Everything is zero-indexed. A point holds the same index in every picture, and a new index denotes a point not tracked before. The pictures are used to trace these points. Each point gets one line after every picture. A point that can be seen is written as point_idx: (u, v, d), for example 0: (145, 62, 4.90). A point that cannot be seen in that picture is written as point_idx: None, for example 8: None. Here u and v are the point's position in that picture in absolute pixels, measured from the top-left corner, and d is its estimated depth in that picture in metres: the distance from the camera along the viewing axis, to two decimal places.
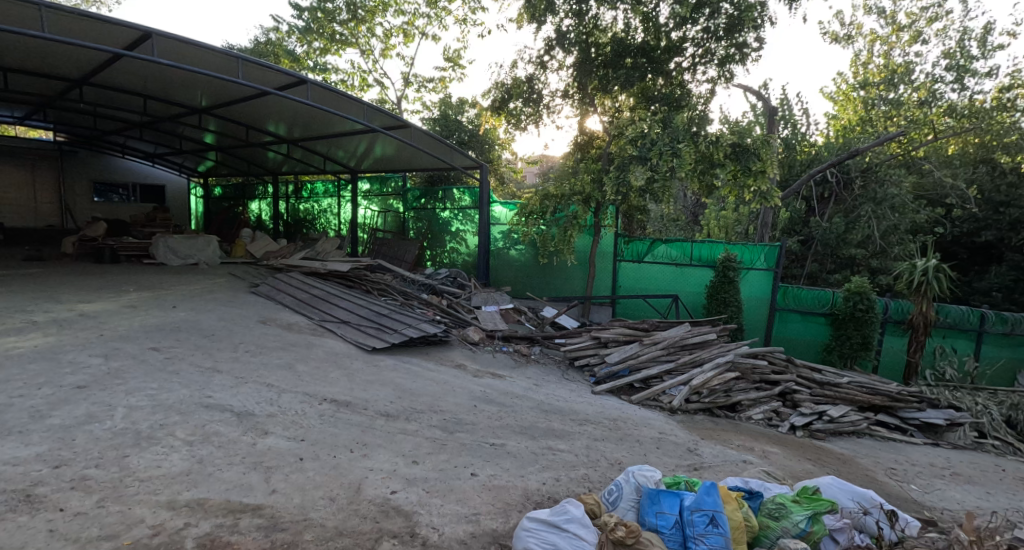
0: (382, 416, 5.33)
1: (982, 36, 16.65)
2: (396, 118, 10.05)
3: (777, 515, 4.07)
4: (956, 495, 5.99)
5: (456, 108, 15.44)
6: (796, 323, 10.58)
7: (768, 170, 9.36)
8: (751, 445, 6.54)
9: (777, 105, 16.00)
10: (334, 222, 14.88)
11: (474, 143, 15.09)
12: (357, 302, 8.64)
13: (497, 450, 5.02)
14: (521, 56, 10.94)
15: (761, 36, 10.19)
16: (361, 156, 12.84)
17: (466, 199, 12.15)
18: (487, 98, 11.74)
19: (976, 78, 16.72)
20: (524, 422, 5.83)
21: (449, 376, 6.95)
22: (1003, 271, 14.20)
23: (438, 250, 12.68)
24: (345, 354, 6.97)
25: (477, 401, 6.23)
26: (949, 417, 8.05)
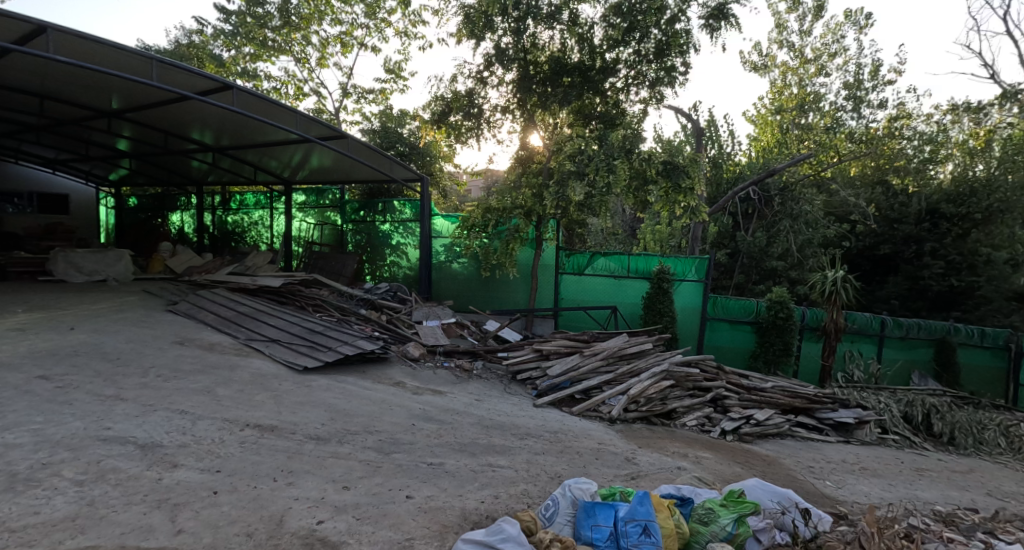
0: (312, 440, 5.06)
1: (874, 71, 18.22)
2: (332, 127, 9.80)
3: (706, 520, 4.13)
4: (864, 488, 6.38)
5: (396, 120, 15.15)
6: (725, 331, 11.00)
7: (697, 188, 9.81)
8: (685, 451, 6.70)
9: (704, 126, 16.88)
10: (265, 235, 14.27)
11: (415, 157, 14.75)
12: (289, 319, 8.26)
13: (435, 470, 4.87)
14: (461, 71, 10.97)
15: (688, 61, 10.66)
16: (295, 167, 12.40)
17: (407, 211, 11.95)
18: (427, 111, 11.65)
19: (871, 108, 18.32)
20: (464, 439, 5.70)
21: (387, 394, 6.73)
22: (899, 281, 15.50)
23: (378, 264, 12.37)
24: (273, 375, 6.60)
25: (415, 419, 6.06)
26: (858, 416, 8.57)
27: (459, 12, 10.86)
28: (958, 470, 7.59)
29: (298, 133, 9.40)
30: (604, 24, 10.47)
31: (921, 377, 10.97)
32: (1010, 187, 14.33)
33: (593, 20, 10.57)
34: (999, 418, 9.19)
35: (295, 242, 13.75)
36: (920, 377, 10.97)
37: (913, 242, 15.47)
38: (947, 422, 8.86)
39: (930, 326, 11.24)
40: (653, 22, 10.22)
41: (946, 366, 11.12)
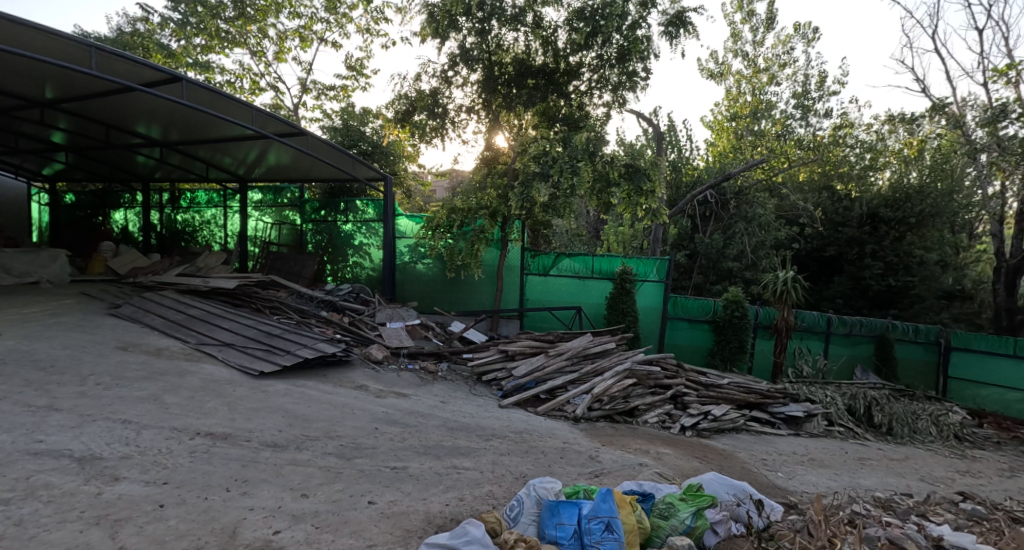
0: (268, 448, 4.92)
1: (821, 81, 18.96)
2: (290, 124, 9.57)
3: (666, 514, 4.21)
4: (813, 478, 6.62)
5: (358, 118, 14.59)
6: (686, 331, 11.25)
7: (657, 190, 9.95)
8: (647, 448, 6.80)
9: (664, 131, 17.21)
10: (219, 235, 13.81)
11: (378, 156, 14.48)
12: (244, 323, 8.00)
13: (398, 474, 4.80)
14: (425, 70, 10.90)
15: (648, 67, 10.84)
16: (251, 164, 12.05)
17: (370, 211, 11.76)
18: (390, 110, 11.49)
19: (818, 116, 19.05)
20: (428, 442, 5.64)
21: (349, 398, 6.60)
22: (843, 282, 16.11)
23: (339, 265, 12.12)
24: (226, 381, 6.37)
25: (378, 423, 5.96)
26: (807, 409, 8.89)
27: (423, 11, 10.77)
28: (896, 458, 7.96)
29: (254, 128, 9.13)
30: (567, 27, 10.52)
31: (864, 372, 11.49)
32: (938, 194, 15.18)
33: (556, 24, 10.63)
34: (931, 408, 9.71)
35: (251, 242, 13.29)
36: (863, 371, 11.47)
37: (855, 244, 16.09)
38: (886, 414, 9.29)
39: (872, 324, 11.87)
40: (615, 27, 10.33)
41: (885, 360, 11.78)
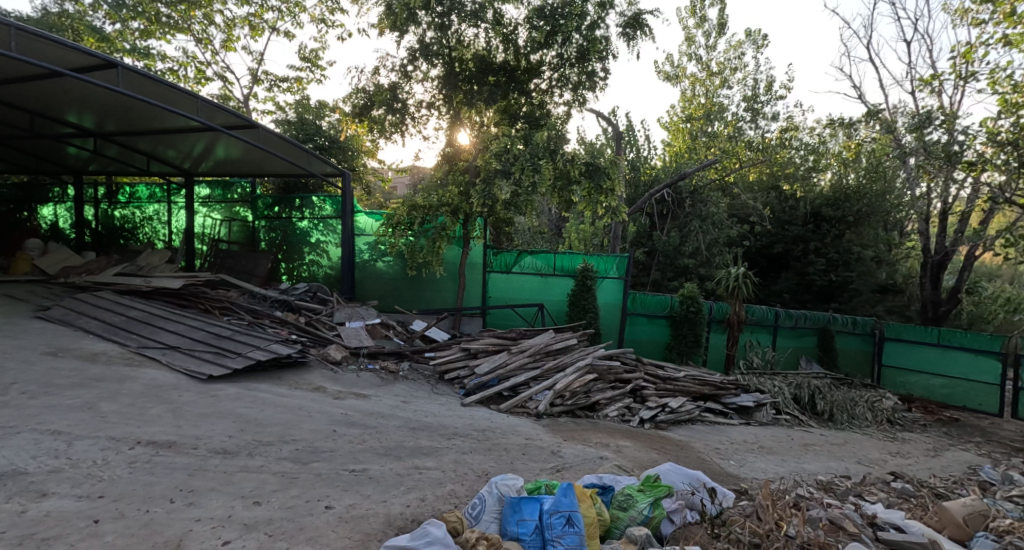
0: (217, 455, 4.93)
1: (769, 86, 19.83)
2: (239, 115, 9.45)
3: (625, 505, 4.44)
4: (762, 464, 7.07)
5: (314, 112, 14.42)
6: (645, 326, 11.68)
7: (617, 188, 10.40)
8: (607, 441, 7.11)
9: (623, 130, 17.70)
10: (162, 232, 13.49)
11: (336, 151, 14.31)
12: (188, 324, 7.88)
13: (357, 476, 4.88)
14: (383, 64, 10.91)
15: (606, 67, 11.19)
16: (197, 157, 11.79)
17: (327, 208, 11.71)
18: (347, 104, 11.38)
19: (766, 119, 19.96)
20: (389, 443, 5.75)
21: (305, 400, 6.64)
22: (790, 277, 16.95)
23: (294, 263, 12.02)
24: (171, 386, 6.31)
25: (336, 425, 6.02)
26: (757, 399, 9.39)
27: (381, 3, 10.78)
28: (836, 443, 8.53)
29: (200, 120, 8.98)
30: (527, 25, 10.72)
31: (808, 361, 12.27)
32: (873, 196, 16.24)
33: (516, 22, 10.82)
34: (868, 395, 10.41)
35: (197, 239, 12.87)
36: (807, 362, 12.25)
37: (800, 242, 16.92)
38: (828, 401, 9.90)
39: (816, 316, 12.56)
40: (575, 27, 10.58)
41: (827, 350, 12.54)
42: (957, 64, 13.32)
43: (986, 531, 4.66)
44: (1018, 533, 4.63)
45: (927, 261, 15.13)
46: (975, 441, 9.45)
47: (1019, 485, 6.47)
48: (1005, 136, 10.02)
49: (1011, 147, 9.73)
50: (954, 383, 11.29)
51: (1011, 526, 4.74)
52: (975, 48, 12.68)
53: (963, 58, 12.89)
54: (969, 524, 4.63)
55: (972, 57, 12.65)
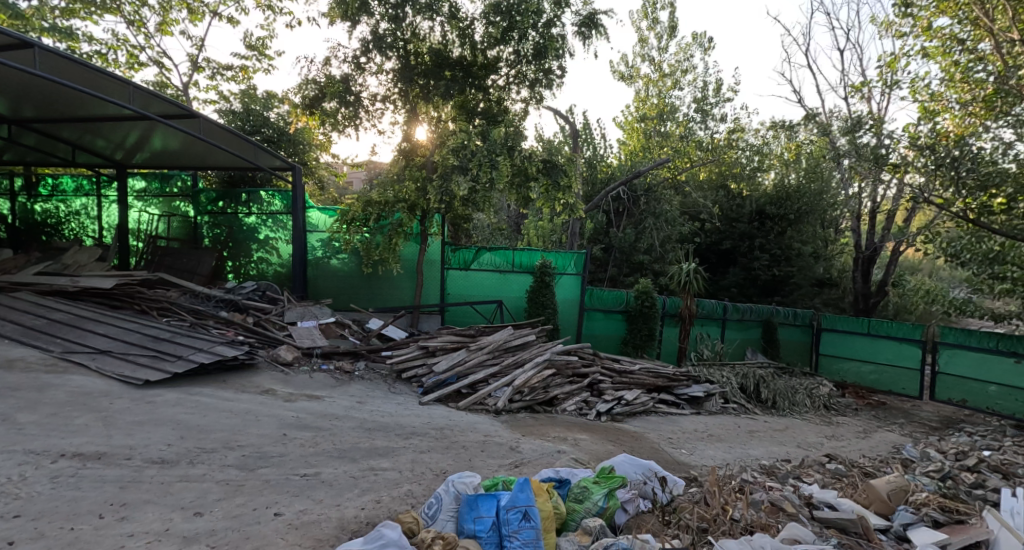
0: (154, 464, 4.53)
1: (717, 88, 20.59)
2: (175, 103, 9.15)
3: (581, 498, 4.63)
4: (711, 452, 7.46)
5: (261, 102, 13.47)
6: (601, 320, 12.06)
7: (573, 186, 10.62)
8: (564, 435, 7.34)
9: (579, 127, 18.08)
10: (91, 227, 12.93)
11: (285, 143, 13.50)
12: (121, 327, 7.60)
13: (309, 481, 4.67)
14: (335, 54, 10.75)
15: (563, 65, 11.46)
16: (130, 149, 11.40)
17: (277, 203, 11.48)
18: (298, 95, 11.14)
19: (714, 120, 20.71)
20: (343, 445, 5.66)
21: (254, 403, 6.43)
22: (736, 273, 17.68)
23: (242, 261, 11.76)
24: (101, 393, 5.97)
25: (287, 429, 5.82)
26: (707, 390, 9.85)
27: None
28: (777, 429, 9.06)
29: (133, 107, 8.68)
30: (484, 21, 10.87)
31: (753, 352, 12.93)
32: (811, 195, 17.16)
33: (472, 17, 10.92)
34: (806, 383, 11.09)
35: (132, 235, 12.48)
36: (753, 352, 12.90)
37: (746, 239, 17.63)
38: (772, 390, 10.47)
39: (759, 310, 13.28)
40: (530, 24, 10.82)
41: (770, 342, 13.25)
42: (884, 72, 14.25)
43: (906, 505, 5.09)
44: (934, 504, 5.16)
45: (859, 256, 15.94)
46: (899, 422, 10.22)
47: (937, 461, 7.10)
48: (925, 140, 10.63)
49: (929, 152, 10.33)
50: (881, 368, 12.16)
51: (928, 498, 5.25)
52: (898, 59, 13.61)
53: (888, 67, 13.81)
54: (892, 499, 5.06)
55: (896, 66, 13.57)
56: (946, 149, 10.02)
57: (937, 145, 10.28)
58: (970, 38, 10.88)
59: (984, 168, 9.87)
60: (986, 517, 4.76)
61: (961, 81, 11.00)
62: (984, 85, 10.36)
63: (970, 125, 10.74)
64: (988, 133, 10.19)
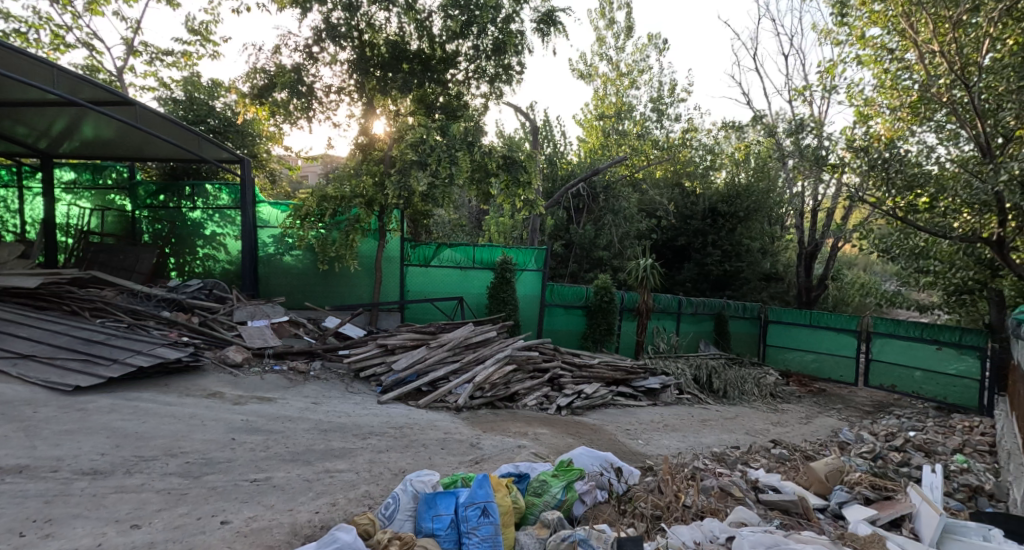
0: (84, 476, 4.29)
1: (672, 89, 21.04)
2: (106, 88, 8.75)
3: (540, 491, 4.66)
4: (666, 442, 7.64)
5: (206, 91, 12.68)
6: (562, 315, 12.15)
7: (534, 182, 10.73)
8: (524, 430, 7.38)
9: (539, 124, 18.18)
10: (11, 221, 11.81)
11: (233, 135, 12.71)
12: (50, 330, 7.15)
13: (260, 486, 4.54)
14: (286, 43, 10.43)
15: (522, 61, 11.49)
16: (56, 137, 10.72)
17: (224, 197, 11.10)
18: (246, 83, 10.71)
19: (669, 119, 21.18)
20: (297, 448, 5.53)
21: (199, 408, 6.19)
22: (691, 268, 18.13)
23: (184, 258, 11.17)
24: (25, 402, 5.60)
25: (235, 433, 5.63)
26: (663, 382, 10.09)
27: None
28: (729, 417, 9.36)
29: (59, 91, 8.24)
30: (442, 14, 10.73)
31: (706, 344, 13.33)
32: (759, 193, 17.79)
33: (430, 10, 10.83)
34: (755, 373, 11.51)
35: (59, 230, 11.55)
36: (706, 345, 13.32)
37: (700, 235, 18.14)
38: (724, 380, 10.80)
39: (712, 304, 13.65)
40: (490, 19, 10.76)
41: (722, 334, 13.70)
42: (822, 78, 14.87)
43: (842, 484, 5.37)
44: (866, 482, 5.36)
45: (801, 251, 16.81)
46: (837, 407, 10.73)
47: (868, 442, 7.51)
48: (860, 142, 11.27)
49: (864, 153, 10.59)
50: (822, 357, 12.73)
51: (861, 477, 5.45)
52: (836, 65, 14.22)
53: (826, 73, 14.42)
54: (829, 480, 5.34)
55: (833, 73, 14.17)
56: (879, 152, 10.27)
57: (871, 147, 10.54)
58: (899, 47, 11.23)
59: (911, 168, 10.33)
60: (908, 494, 4.96)
61: (891, 88, 11.52)
62: (910, 92, 10.88)
63: (900, 129, 11.37)
64: (915, 136, 10.80)
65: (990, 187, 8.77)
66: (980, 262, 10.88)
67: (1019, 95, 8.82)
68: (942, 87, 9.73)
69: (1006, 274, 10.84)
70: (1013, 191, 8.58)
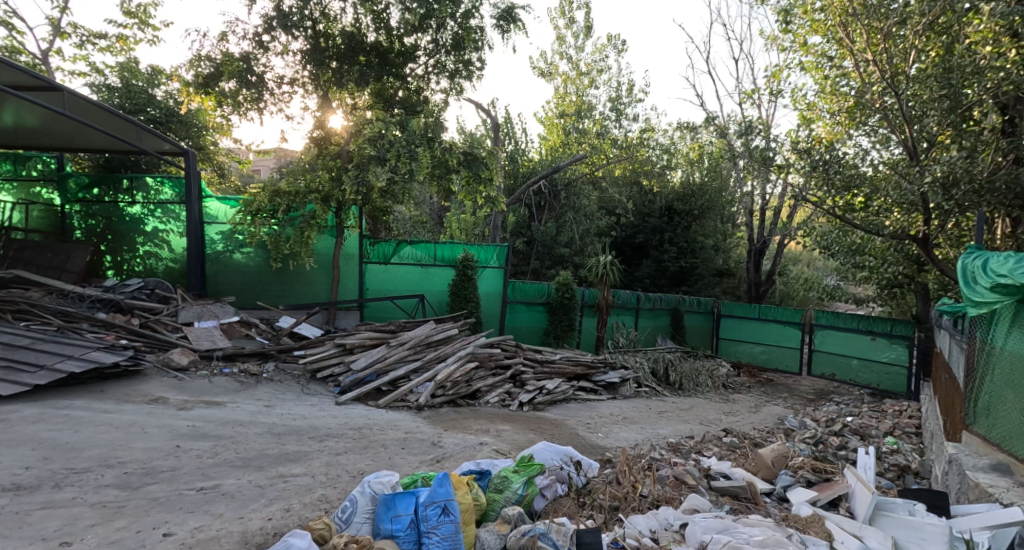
0: (9, 491, 3.99)
1: (630, 89, 21.33)
2: (32, 73, 8.18)
3: (501, 487, 4.60)
4: (625, 434, 7.73)
5: (145, 78, 12.04)
6: (524, 313, 12.15)
7: (495, 178, 10.67)
8: (486, 427, 7.32)
9: (499, 121, 18.11)
10: None
11: (176, 126, 12.05)
12: None
13: (207, 494, 4.33)
14: (233, 30, 10.01)
15: (482, 57, 11.39)
16: None
17: (167, 191, 10.62)
18: (190, 71, 10.22)
19: (628, 119, 21.48)
20: (249, 453, 5.32)
21: (141, 414, 5.88)
22: (649, 265, 18.44)
23: (124, 256, 10.59)
24: None
25: (181, 439, 5.37)
26: (622, 376, 10.21)
27: None
28: (685, 409, 9.55)
29: None
30: (399, 6, 10.47)
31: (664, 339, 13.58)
32: (713, 192, 18.24)
33: (388, 2, 10.53)
34: (709, 365, 11.82)
35: None
36: (664, 339, 13.56)
37: (657, 232, 18.46)
38: (680, 373, 11.02)
39: (668, 299, 13.96)
40: (448, 14, 10.62)
41: (677, 328, 14.03)
42: (770, 82, 15.35)
43: (787, 469, 5.55)
44: (809, 466, 5.59)
45: (750, 248, 17.29)
46: (786, 397, 11.12)
47: (811, 428, 7.79)
48: (804, 145, 11.53)
49: (807, 155, 11.00)
50: (770, 348, 13.14)
51: (803, 461, 5.67)
52: (782, 70, 14.70)
53: (774, 77, 14.87)
54: (776, 466, 5.50)
55: (780, 77, 14.65)
56: (820, 153, 10.65)
57: (813, 149, 10.94)
58: (837, 56, 11.52)
59: (847, 170, 10.88)
60: (845, 475, 5.09)
61: (830, 93, 11.84)
62: (848, 98, 11.09)
63: (839, 132, 11.77)
64: (852, 139, 11.36)
65: (917, 188, 9.12)
66: (908, 258, 11.27)
67: (941, 102, 9.10)
68: (876, 94, 10.02)
69: (932, 269, 11.20)
70: (936, 192, 8.81)
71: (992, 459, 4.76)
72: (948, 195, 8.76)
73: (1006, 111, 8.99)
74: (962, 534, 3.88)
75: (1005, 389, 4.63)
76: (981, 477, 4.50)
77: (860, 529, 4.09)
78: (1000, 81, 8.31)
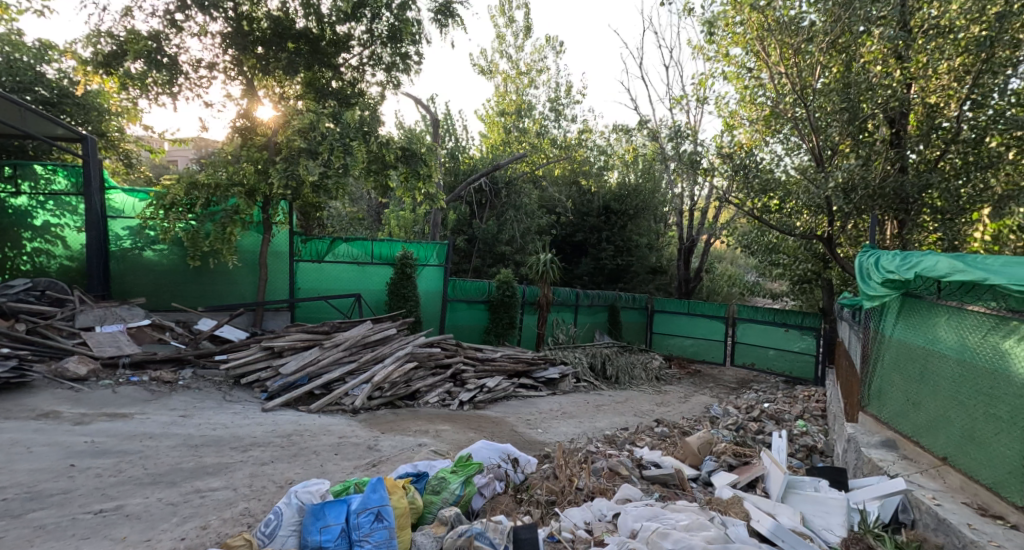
0: None
1: (568, 90, 21.52)
2: None
3: (438, 489, 4.41)
4: (565, 429, 7.71)
5: (33, 53, 10.79)
6: (464, 310, 11.97)
7: (433, 175, 10.47)
8: (425, 428, 7.09)
9: (438, 117, 17.77)
10: None
11: (71, 108, 10.95)
12: None
13: (106, 517, 3.90)
14: (140, 7, 9.19)
15: (420, 51, 11.11)
16: None
17: (61, 180, 9.63)
18: (87, 48, 9.30)
19: (566, 119, 21.67)
20: (160, 468, 4.87)
21: (31, 432, 5.27)
22: (588, 263, 18.69)
23: (9, 254, 9.51)
24: None
25: (77, 458, 4.84)
26: (562, 371, 10.25)
27: None
28: (621, 401, 9.70)
29: None
30: None
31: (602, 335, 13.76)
32: (647, 192, 18.69)
33: None
34: (642, 358, 12.11)
35: None
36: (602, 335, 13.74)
37: (596, 231, 18.74)
38: (617, 367, 11.21)
39: (605, 295, 14.17)
40: (383, 4, 10.25)
41: (614, 323, 14.22)
42: (697, 89, 15.87)
43: (710, 455, 5.69)
44: (729, 452, 5.75)
45: (680, 246, 17.84)
46: (713, 387, 11.51)
47: (735, 416, 8.08)
48: (727, 149, 11.92)
49: (729, 159, 11.35)
50: (700, 341, 13.63)
51: (725, 448, 5.83)
52: (708, 78, 15.23)
53: (700, 84, 15.38)
54: (701, 453, 5.58)
55: (706, 84, 15.18)
56: (741, 157, 11.05)
57: (734, 153, 11.31)
58: (755, 68, 12.02)
59: (765, 175, 11.22)
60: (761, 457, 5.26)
61: (750, 103, 12.12)
62: (763, 107, 11.47)
63: (756, 140, 12.25)
64: (768, 147, 11.84)
65: (821, 193, 9.56)
66: (816, 256, 11.85)
67: (841, 114, 9.75)
68: (787, 104, 10.45)
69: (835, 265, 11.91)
70: (838, 197, 9.35)
71: (882, 436, 5.00)
72: (847, 199, 9.46)
73: (892, 125, 9.99)
74: (856, 505, 4.08)
75: (894, 374, 5.02)
76: (873, 452, 4.70)
77: (773, 507, 4.15)
78: (889, 96, 9.33)
